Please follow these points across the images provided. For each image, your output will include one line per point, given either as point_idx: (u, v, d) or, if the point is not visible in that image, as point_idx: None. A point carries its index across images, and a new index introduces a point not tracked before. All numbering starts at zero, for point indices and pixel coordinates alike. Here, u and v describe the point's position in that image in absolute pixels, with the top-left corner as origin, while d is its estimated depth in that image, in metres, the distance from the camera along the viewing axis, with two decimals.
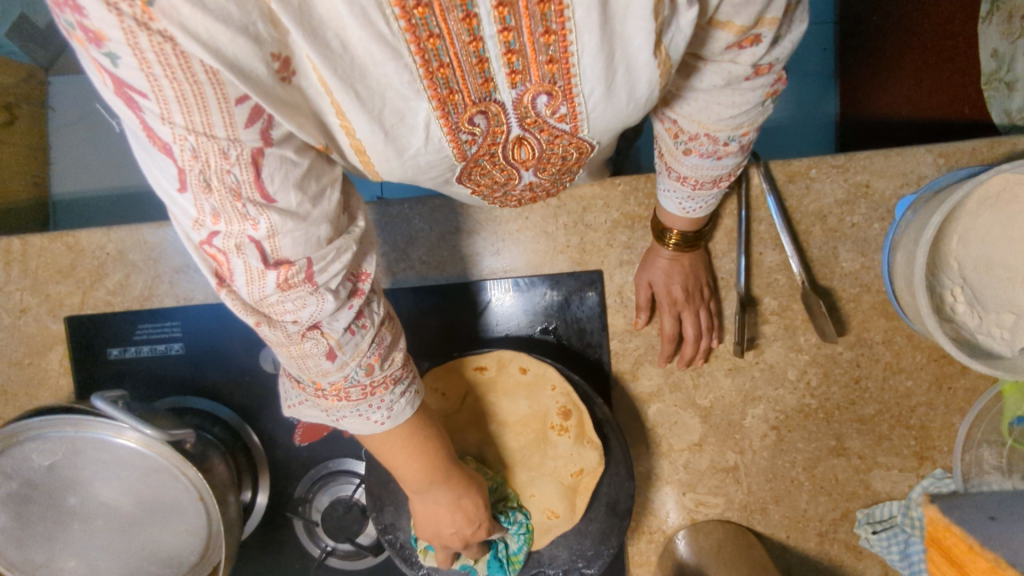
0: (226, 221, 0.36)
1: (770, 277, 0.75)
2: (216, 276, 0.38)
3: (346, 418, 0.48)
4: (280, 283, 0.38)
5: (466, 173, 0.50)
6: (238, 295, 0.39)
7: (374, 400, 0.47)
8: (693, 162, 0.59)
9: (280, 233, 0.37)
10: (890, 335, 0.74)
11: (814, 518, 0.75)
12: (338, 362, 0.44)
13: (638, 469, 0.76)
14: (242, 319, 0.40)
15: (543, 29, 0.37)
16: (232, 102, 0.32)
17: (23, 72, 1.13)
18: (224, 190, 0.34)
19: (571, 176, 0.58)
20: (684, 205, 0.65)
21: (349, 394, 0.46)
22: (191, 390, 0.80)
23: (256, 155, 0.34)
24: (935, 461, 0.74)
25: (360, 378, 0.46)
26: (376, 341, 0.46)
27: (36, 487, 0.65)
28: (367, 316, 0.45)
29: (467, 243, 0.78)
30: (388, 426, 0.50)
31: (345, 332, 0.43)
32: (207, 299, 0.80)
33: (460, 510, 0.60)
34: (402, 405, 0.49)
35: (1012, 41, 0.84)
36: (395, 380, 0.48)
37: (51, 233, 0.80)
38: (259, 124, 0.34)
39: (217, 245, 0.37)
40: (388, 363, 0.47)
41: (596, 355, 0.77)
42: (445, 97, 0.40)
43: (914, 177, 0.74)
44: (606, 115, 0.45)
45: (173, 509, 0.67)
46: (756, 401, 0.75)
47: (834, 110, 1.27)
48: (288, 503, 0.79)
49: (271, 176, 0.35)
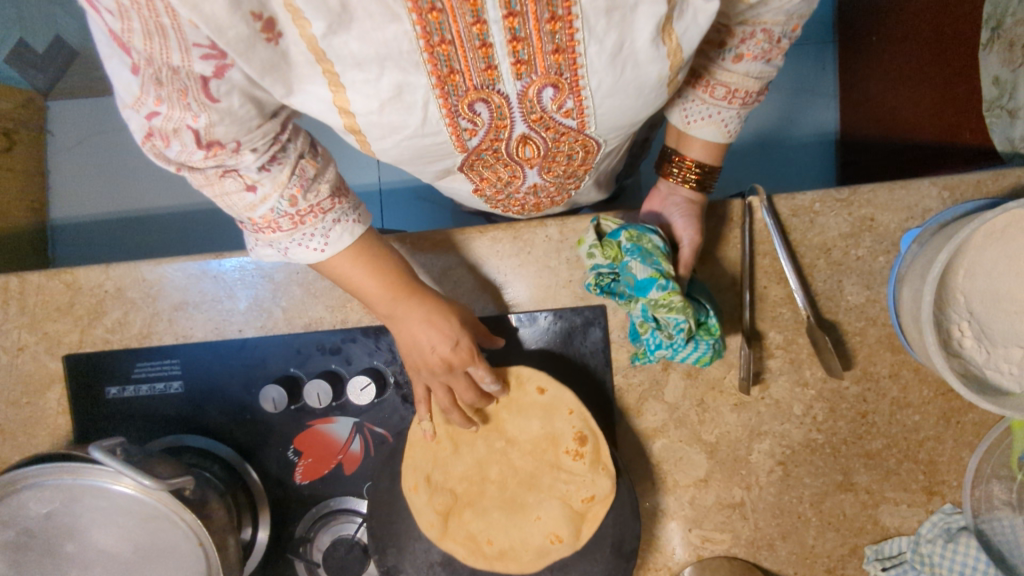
0: (168, 107, 0.43)
1: (775, 311, 0.74)
2: (145, 133, 0.45)
3: (289, 247, 0.53)
4: (210, 155, 0.46)
5: (469, 164, 0.57)
6: (161, 150, 0.46)
7: (306, 229, 0.52)
8: (747, 67, 0.61)
9: (216, 124, 0.44)
10: (897, 369, 0.74)
11: (822, 554, 0.74)
12: (260, 194, 0.50)
13: (643, 505, 0.75)
14: (165, 167, 0.47)
15: (548, 15, 0.43)
16: (190, 42, 0.40)
17: (23, 98, 1.12)
18: (172, 88, 0.42)
19: (575, 184, 0.66)
20: (727, 126, 0.67)
21: (280, 224, 0.52)
22: (191, 428, 0.79)
23: (206, 77, 0.42)
24: (944, 496, 0.73)
25: (286, 210, 0.51)
26: (297, 174, 0.50)
27: (33, 534, 0.64)
28: (284, 156, 0.49)
29: (469, 280, 0.77)
30: (330, 254, 0.55)
31: (259, 170, 0.48)
32: (207, 336, 0.79)
33: (432, 328, 0.61)
34: (338, 232, 0.54)
35: (1013, 70, 0.82)
36: (325, 210, 0.52)
37: (50, 270, 0.80)
38: (213, 61, 0.41)
39: (156, 123, 0.44)
40: (314, 194, 0.51)
41: (600, 391, 0.76)
42: (446, 76, 0.46)
43: (920, 210, 0.73)
44: (615, 110, 0.52)
45: (172, 554, 0.65)
46: (762, 436, 0.74)
47: (834, 127, 1.26)
48: (289, 543, 0.78)
49: (219, 87, 0.42)
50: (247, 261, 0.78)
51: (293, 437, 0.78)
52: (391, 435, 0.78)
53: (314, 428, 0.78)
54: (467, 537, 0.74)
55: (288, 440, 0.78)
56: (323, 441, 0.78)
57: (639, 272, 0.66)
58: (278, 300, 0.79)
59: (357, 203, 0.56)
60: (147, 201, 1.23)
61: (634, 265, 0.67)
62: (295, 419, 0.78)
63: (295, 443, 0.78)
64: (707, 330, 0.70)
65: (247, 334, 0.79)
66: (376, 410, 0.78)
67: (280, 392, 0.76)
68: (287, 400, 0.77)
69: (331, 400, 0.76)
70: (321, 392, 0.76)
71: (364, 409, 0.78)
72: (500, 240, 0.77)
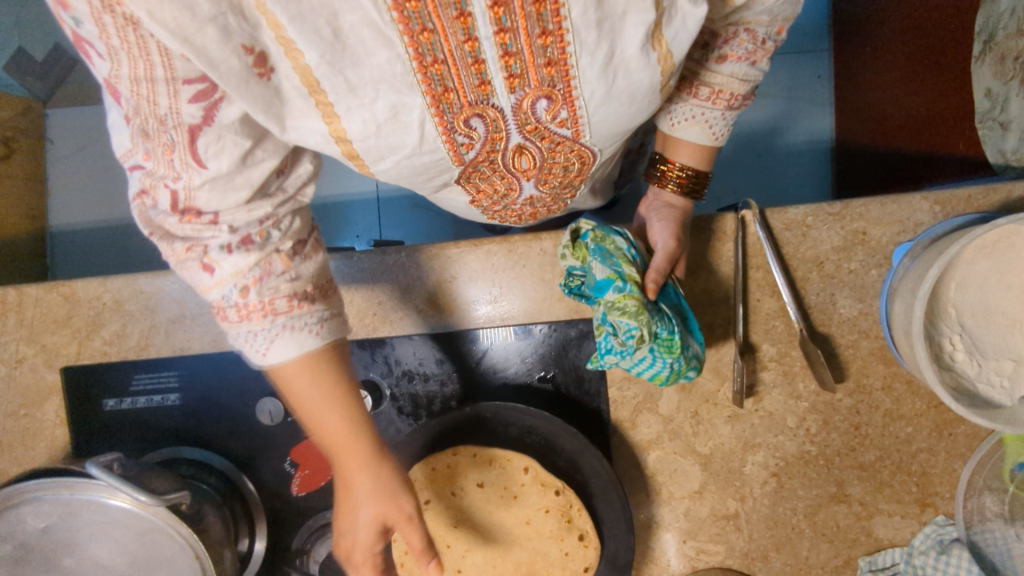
0: (155, 162, 0.44)
1: (768, 324, 0.75)
2: (138, 190, 0.46)
3: (236, 336, 0.50)
4: (185, 221, 0.46)
5: (466, 177, 0.57)
6: (147, 209, 0.47)
7: (253, 325, 0.48)
8: (731, 69, 0.60)
9: (195, 189, 0.44)
10: (890, 382, 0.74)
11: (815, 565, 0.74)
12: (216, 276, 0.47)
13: (638, 516, 0.75)
14: (143, 227, 0.48)
15: (539, 29, 0.43)
16: (179, 82, 0.40)
17: (23, 106, 1.13)
18: (158, 141, 0.42)
19: (570, 194, 0.66)
20: (712, 128, 0.65)
21: (228, 313, 0.48)
22: (188, 440, 0.80)
23: (194, 128, 0.42)
24: (937, 507, 0.74)
25: (236, 300, 0.48)
26: (260, 266, 0.47)
27: (30, 549, 0.64)
28: (256, 243, 0.47)
29: (465, 292, 0.78)
30: (273, 362, 0.50)
31: (223, 250, 0.46)
32: (204, 349, 0.80)
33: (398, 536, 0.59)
34: (283, 342, 0.49)
35: (1004, 82, 0.83)
36: (276, 311, 0.48)
37: (48, 283, 0.80)
38: (203, 103, 0.41)
39: (141, 177, 0.45)
40: (270, 290, 0.48)
41: (594, 404, 0.76)
42: (440, 94, 0.46)
43: (911, 224, 0.74)
44: (608, 119, 0.52)
45: (168, 568, 0.66)
46: (756, 448, 0.75)
47: (829, 136, 1.26)
48: (286, 553, 0.79)
49: (205, 146, 0.42)
50: None
51: (290, 449, 0.79)
52: (387, 447, 0.78)
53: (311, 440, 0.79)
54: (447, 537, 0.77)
55: (285, 452, 0.79)
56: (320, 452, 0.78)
57: (597, 271, 0.67)
58: None
59: (326, 316, 0.51)
60: None
61: (595, 265, 0.67)
62: (292, 431, 0.79)
63: (291, 455, 0.79)
64: (667, 347, 0.66)
65: None
66: (373, 422, 0.78)
67: (277, 405, 0.79)
68: (283, 412, 0.79)
69: None
70: None
71: None
72: (495, 253, 0.77)
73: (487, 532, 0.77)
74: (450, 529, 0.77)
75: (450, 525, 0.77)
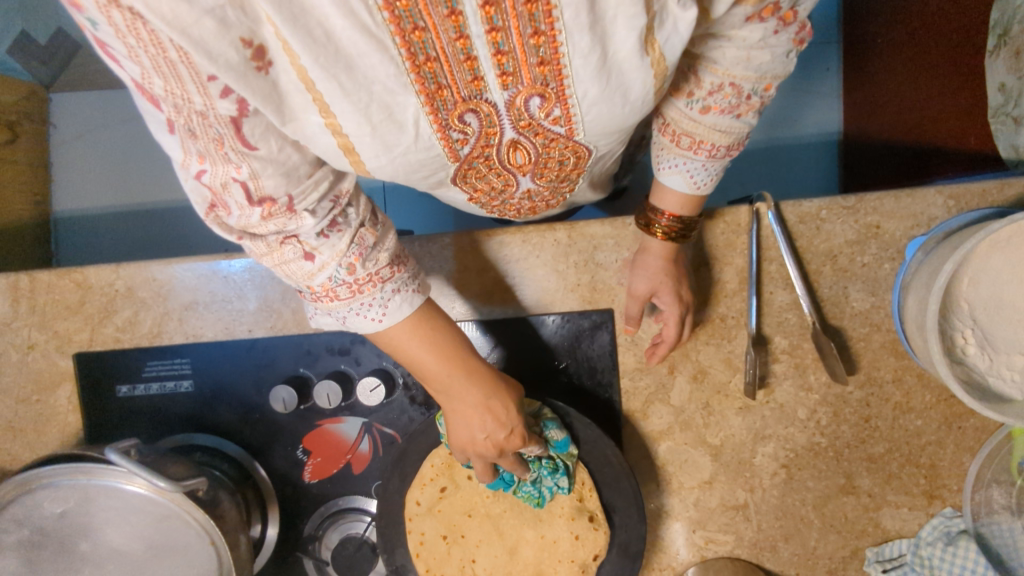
0: (211, 162, 0.44)
1: (780, 316, 0.75)
2: (208, 203, 0.47)
3: (347, 317, 0.55)
4: (264, 214, 0.48)
5: (462, 175, 0.57)
6: (224, 218, 0.48)
7: (364, 298, 0.54)
8: (713, 120, 0.58)
9: (261, 175, 0.46)
10: (900, 375, 0.75)
11: (823, 555, 0.75)
12: (318, 262, 0.52)
13: (648, 506, 0.76)
14: (227, 237, 0.50)
15: (531, 30, 0.43)
16: (205, 78, 0.39)
17: (27, 90, 1.12)
18: (207, 138, 0.43)
19: (569, 188, 0.66)
20: (694, 177, 0.63)
21: (338, 293, 0.53)
22: (200, 427, 0.80)
23: (234, 119, 0.42)
24: (944, 499, 0.75)
25: (344, 278, 0.53)
26: (355, 242, 0.52)
27: (47, 533, 0.65)
28: (344, 224, 0.52)
29: (477, 281, 0.77)
30: (386, 325, 0.56)
31: (319, 237, 0.51)
32: (216, 336, 0.80)
33: (489, 417, 0.62)
34: (396, 302, 0.55)
35: (1019, 77, 0.83)
36: (382, 278, 0.54)
37: (60, 269, 0.80)
38: (233, 96, 0.41)
39: (206, 181, 0.45)
40: (372, 262, 0.53)
41: (607, 394, 0.77)
42: (434, 92, 0.46)
43: (925, 218, 0.74)
44: (602, 117, 0.51)
45: (183, 552, 0.66)
46: (766, 439, 0.75)
47: (838, 129, 1.27)
48: (298, 540, 0.79)
49: (251, 131, 0.43)
50: (256, 262, 0.79)
51: (302, 437, 0.79)
52: (400, 436, 0.79)
53: (323, 428, 0.79)
54: (458, 526, 0.78)
55: (297, 439, 0.79)
56: (332, 441, 0.79)
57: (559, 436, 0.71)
58: (288, 301, 0.79)
59: (413, 273, 0.58)
60: (152, 195, 1.23)
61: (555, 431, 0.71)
62: (305, 418, 0.79)
63: (304, 443, 0.79)
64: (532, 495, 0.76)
65: (257, 334, 0.80)
66: (385, 410, 0.79)
67: (290, 393, 0.76)
68: (297, 400, 0.77)
69: (340, 400, 0.77)
70: (330, 393, 0.76)
71: (373, 410, 0.79)
72: (509, 242, 0.77)
73: (499, 523, 0.78)
74: (465, 519, 0.79)
75: (464, 514, 0.79)
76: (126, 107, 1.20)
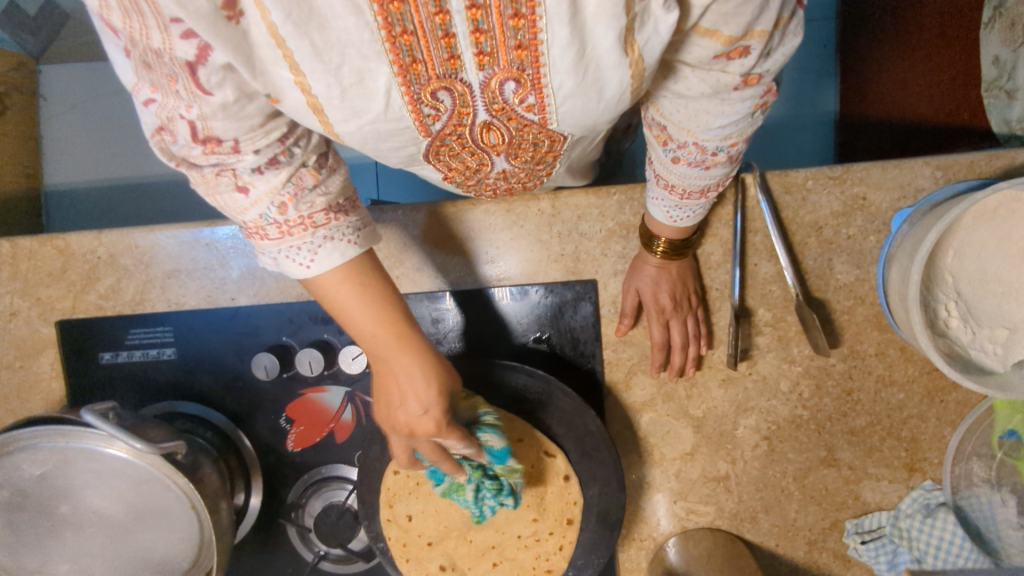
0: (162, 95, 0.42)
1: (765, 289, 0.75)
2: (152, 126, 0.44)
3: (277, 258, 0.51)
4: (206, 150, 0.44)
5: (434, 150, 0.52)
6: (168, 144, 0.45)
7: (293, 241, 0.50)
8: (682, 171, 0.58)
9: (210, 118, 0.42)
10: (883, 348, 0.74)
11: (803, 527, 0.75)
12: (251, 197, 0.47)
13: (630, 477, 0.76)
14: (167, 162, 0.46)
15: (511, 11, 0.39)
16: (167, 18, 0.37)
17: (14, 61, 1.10)
18: (161, 72, 0.40)
19: (545, 171, 0.62)
20: (671, 213, 0.64)
21: (268, 232, 0.49)
22: (184, 395, 0.80)
23: (190, 63, 0.39)
24: (925, 472, 0.75)
25: (275, 217, 0.48)
26: (293, 181, 0.47)
27: (27, 495, 0.65)
28: (285, 160, 0.47)
29: (461, 251, 0.77)
30: (315, 272, 0.52)
31: (254, 171, 0.46)
32: (199, 304, 0.79)
33: (410, 384, 0.56)
34: (326, 250, 0.51)
35: (1014, 49, 0.82)
36: (315, 224, 0.49)
37: (42, 235, 0.79)
38: (195, 40, 0.38)
39: (154, 111, 0.43)
40: (306, 206, 0.49)
41: (589, 364, 0.77)
42: (408, 65, 0.41)
43: (911, 190, 0.73)
44: (576, 111, 0.47)
45: (164, 517, 0.67)
46: (748, 412, 0.75)
47: (833, 107, 1.25)
48: (281, 508, 0.79)
49: (207, 76, 0.40)
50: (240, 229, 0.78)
51: (285, 406, 0.79)
52: None
53: (306, 397, 0.79)
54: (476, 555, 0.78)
55: (280, 408, 0.79)
56: (316, 410, 0.79)
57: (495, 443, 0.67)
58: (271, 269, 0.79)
59: (357, 224, 0.53)
60: (141, 169, 1.22)
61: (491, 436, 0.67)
62: (287, 387, 0.79)
63: (286, 412, 0.79)
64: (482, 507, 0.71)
65: (240, 303, 0.79)
66: (368, 379, 0.79)
67: (272, 360, 0.77)
68: (279, 368, 0.77)
69: (322, 369, 0.77)
70: (312, 360, 0.76)
71: (356, 378, 0.79)
72: (493, 212, 0.76)
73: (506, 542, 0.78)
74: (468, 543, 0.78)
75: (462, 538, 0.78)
76: (114, 79, 1.18)
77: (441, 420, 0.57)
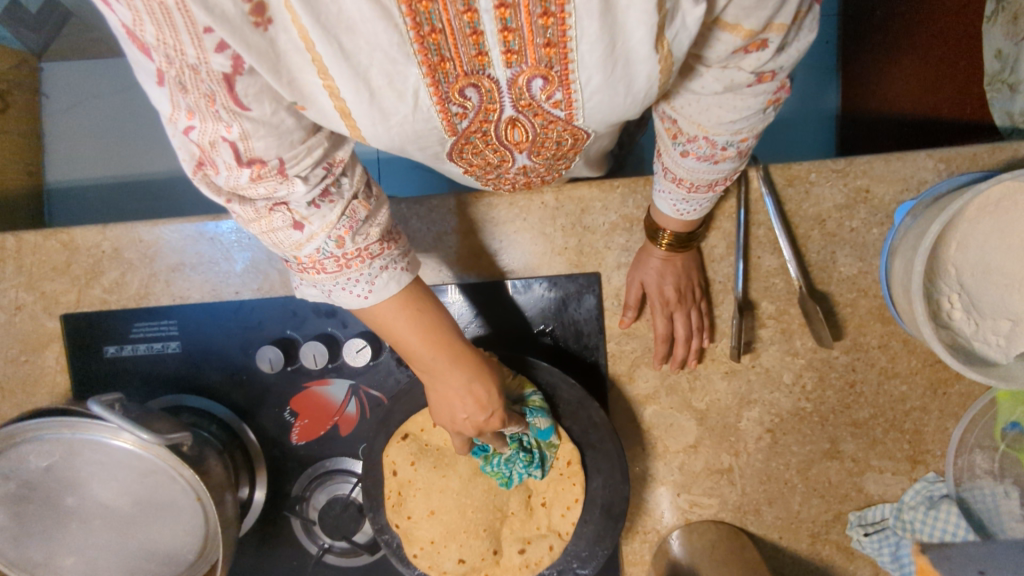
0: (201, 119, 0.41)
1: (768, 281, 0.75)
2: (196, 161, 0.44)
3: (333, 290, 0.53)
4: (253, 175, 0.44)
5: (458, 150, 0.52)
6: (212, 180, 0.45)
7: (351, 273, 0.52)
8: (690, 165, 0.58)
9: (252, 137, 0.42)
10: (886, 340, 0.75)
11: (806, 519, 0.75)
12: (307, 233, 0.49)
13: (634, 469, 0.77)
14: (214, 200, 0.46)
15: (540, 10, 0.39)
16: (200, 30, 0.36)
17: (18, 58, 1.09)
18: (198, 93, 0.40)
19: (567, 163, 0.61)
20: (677, 205, 0.64)
21: (325, 266, 0.51)
22: (188, 388, 0.80)
23: (227, 76, 0.39)
24: (928, 464, 0.75)
25: (333, 250, 0.50)
26: (347, 215, 0.49)
27: (33, 487, 0.65)
28: (336, 194, 0.49)
29: (464, 244, 0.77)
30: (372, 302, 0.54)
31: (309, 207, 0.47)
32: (203, 298, 0.80)
33: (471, 397, 0.61)
34: (383, 279, 0.53)
35: (1016, 43, 0.82)
36: (371, 255, 0.52)
37: (46, 230, 0.79)
38: (229, 52, 0.37)
39: (194, 139, 0.42)
40: (363, 237, 0.51)
41: (593, 357, 0.77)
42: (436, 64, 0.41)
43: (914, 182, 0.74)
44: (603, 107, 0.47)
45: (170, 509, 0.67)
46: (751, 404, 0.76)
47: (834, 103, 1.25)
48: (285, 500, 0.80)
49: (245, 89, 0.40)
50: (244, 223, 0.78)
51: (289, 399, 0.79)
52: (387, 397, 0.79)
53: (308, 390, 0.79)
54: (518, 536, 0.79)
55: (284, 401, 0.80)
56: (320, 403, 0.79)
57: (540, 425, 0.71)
58: (275, 263, 0.79)
59: (403, 250, 0.55)
60: (144, 165, 1.22)
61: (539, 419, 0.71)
62: (292, 380, 0.79)
63: (290, 405, 0.79)
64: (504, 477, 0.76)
65: (244, 296, 0.79)
66: (372, 372, 0.79)
67: (277, 353, 0.76)
68: (284, 360, 0.77)
69: (327, 362, 0.77)
70: (317, 353, 0.76)
71: (359, 371, 0.79)
72: (496, 206, 0.76)
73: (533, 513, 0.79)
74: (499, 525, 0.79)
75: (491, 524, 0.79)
76: (117, 76, 1.19)
77: (503, 417, 0.64)
